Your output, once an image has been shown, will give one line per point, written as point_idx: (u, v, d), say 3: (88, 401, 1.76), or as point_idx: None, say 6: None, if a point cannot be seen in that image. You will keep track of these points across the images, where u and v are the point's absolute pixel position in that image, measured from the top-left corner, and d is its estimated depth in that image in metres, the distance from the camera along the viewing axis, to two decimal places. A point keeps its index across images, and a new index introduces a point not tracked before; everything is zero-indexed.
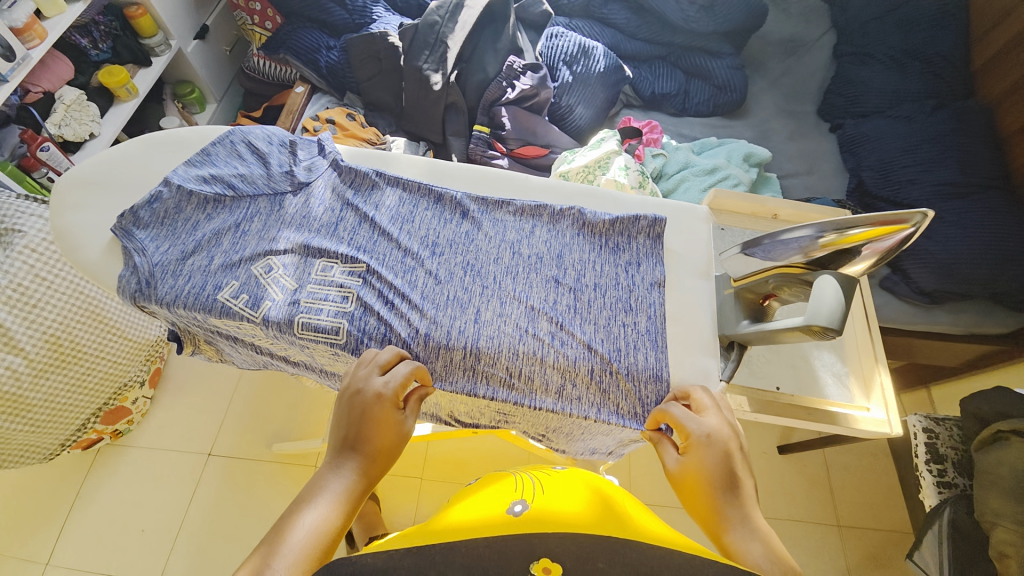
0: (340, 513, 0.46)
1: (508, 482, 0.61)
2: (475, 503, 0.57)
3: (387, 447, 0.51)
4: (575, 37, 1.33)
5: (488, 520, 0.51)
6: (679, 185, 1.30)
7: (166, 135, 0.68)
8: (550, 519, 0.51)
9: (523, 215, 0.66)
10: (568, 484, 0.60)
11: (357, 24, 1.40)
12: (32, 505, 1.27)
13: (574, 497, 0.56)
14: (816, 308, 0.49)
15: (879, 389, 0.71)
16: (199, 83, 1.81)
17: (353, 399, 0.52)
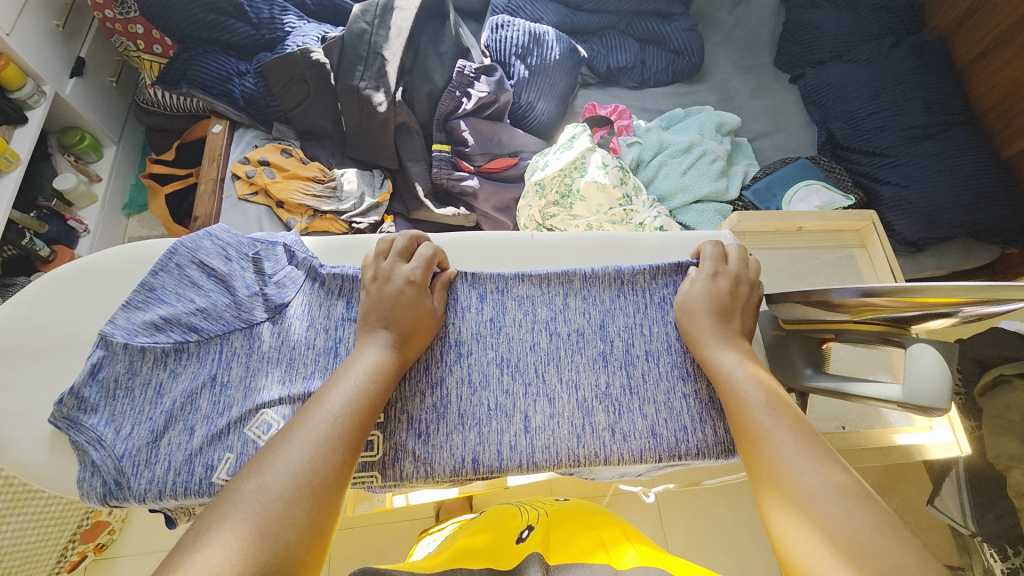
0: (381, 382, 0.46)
1: (513, 513, 0.74)
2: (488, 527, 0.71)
3: (421, 329, 0.51)
4: (524, 24, 1.20)
5: (499, 539, 0.65)
6: (658, 170, 1.23)
7: (82, 271, 0.55)
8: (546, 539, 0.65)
9: (546, 286, 0.58)
10: (566, 515, 0.72)
11: (268, 40, 1.21)
12: None
13: (575, 523, 0.70)
14: (915, 388, 0.46)
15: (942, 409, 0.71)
16: (90, 127, 1.57)
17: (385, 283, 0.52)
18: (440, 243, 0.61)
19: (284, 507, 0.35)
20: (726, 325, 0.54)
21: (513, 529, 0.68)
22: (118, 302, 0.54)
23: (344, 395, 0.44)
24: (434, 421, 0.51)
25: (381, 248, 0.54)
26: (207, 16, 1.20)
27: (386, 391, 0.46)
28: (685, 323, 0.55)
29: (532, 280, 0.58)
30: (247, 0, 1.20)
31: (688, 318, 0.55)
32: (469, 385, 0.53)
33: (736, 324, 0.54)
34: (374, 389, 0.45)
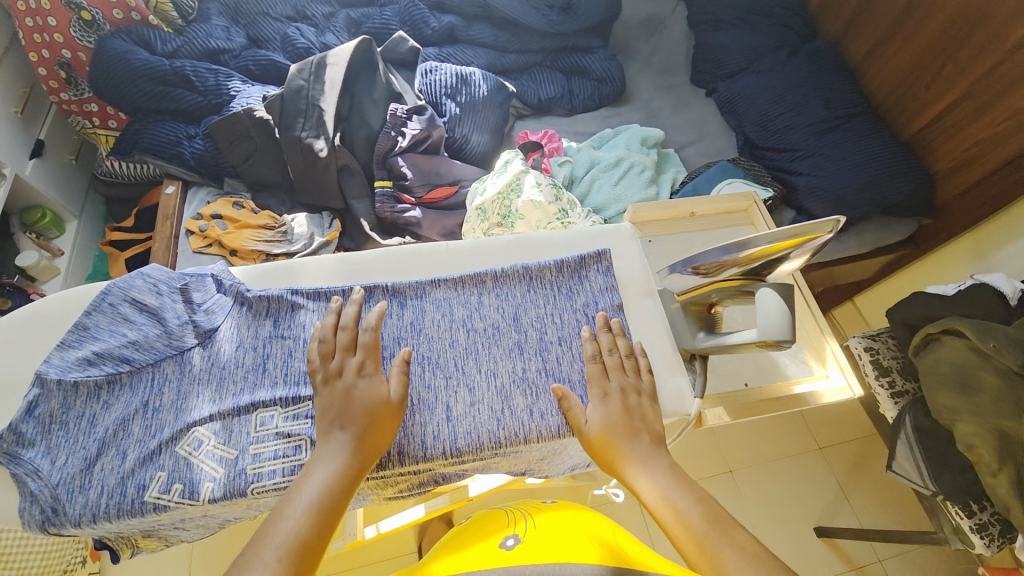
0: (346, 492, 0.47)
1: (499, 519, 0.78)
2: (472, 542, 0.72)
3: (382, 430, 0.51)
4: (450, 68, 1.31)
5: (485, 552, 0.66)
6: (592, 184, 1.32)
7: (25, 318, 0.58)
8: (530, 546, 0.65)
9: (462, 288, 0.63)
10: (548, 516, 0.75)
11: (215, 104, 1.30)
12: None
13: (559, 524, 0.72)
14: (764, 324, 0.49)
15: (832, 354, 0.70)
16: (50, 203, 1.62)
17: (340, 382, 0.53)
18: (359, 256, 0.65)
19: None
20: (647, 442, 0.53)
21: (500, 537, 0.71)
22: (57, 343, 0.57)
23: (310, 503, 0.45)
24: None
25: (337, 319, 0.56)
26: (157, 88, 1.28)
27: (363, 459, 0.49)
28: (599, 448, 0.53)
29: (449, 284, 0.63)
30: (193, 71, 1.30)
31: (604, 439, 0.53)
32: (392, 385, 0.56)
33: (647, 436, 0.53)
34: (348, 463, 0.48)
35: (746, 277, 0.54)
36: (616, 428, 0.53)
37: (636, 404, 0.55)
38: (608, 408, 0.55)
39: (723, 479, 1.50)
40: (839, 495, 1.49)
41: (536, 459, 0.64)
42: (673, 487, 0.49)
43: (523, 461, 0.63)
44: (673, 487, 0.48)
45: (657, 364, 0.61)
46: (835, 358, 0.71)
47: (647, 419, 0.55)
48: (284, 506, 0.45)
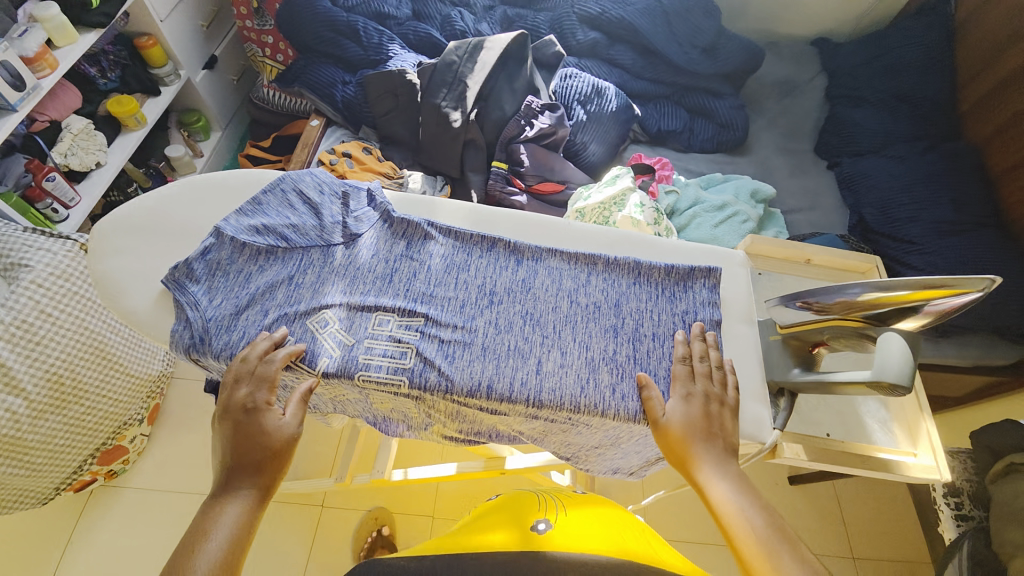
0: (252, 525, 0.50)
1: (534, 502, 0.77)
2: (503, 517, 0.73)
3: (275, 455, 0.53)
4: (589, 78, 1.37)
5: (515, 531, 0.68)
6: (691, 221, 1.33)
7: (214, 180, 0.67)
8: (562, 533, 0.66)
9: (574, 263, 0.67)
10: (581, 514, 0.74)
11: (372, 60, 1.43)
12: (22, 555, 1.28)
13: (587, 522, 0.71)
14: (883, 365, 0.50)
15: (925, 434, 0.68)
16: (206, 111, 1.85)
17: (225, 418, 0.54)
18: (490, 211, 0.70)
19: None
20: (719, 448, 0.56)
21: (530, 520, 0.71)
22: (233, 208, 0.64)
23: (217, 547, 0.47)
24: (457, 351, 0.59)
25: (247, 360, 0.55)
26: (329, 34, 1.44)
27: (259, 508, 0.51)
28: (672, 443, 0.56)
29: (563, 256, 0.67)
30: (364, 28, 1.44)
31: (681, 434, 0.56)
32: (495, 327, 0.61)
33: (720, 443, 0.56)
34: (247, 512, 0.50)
35: (868, 322, 0.55)
36: (693, 428, 0.56)
37: (716, 412, 0.58)
38: (684, 408, 0.57)
39: None
40: None
41: (593, 443, 0.69)
42: (740, 495, 0.52)
43: (576, 440, 0.69)
44: (734, 492, 0.53)
45: (743, 387, 0.62)
46: (929, 440, 0.68)
47: (724, 425, 0.57)
48: (186, 556, 0.46)
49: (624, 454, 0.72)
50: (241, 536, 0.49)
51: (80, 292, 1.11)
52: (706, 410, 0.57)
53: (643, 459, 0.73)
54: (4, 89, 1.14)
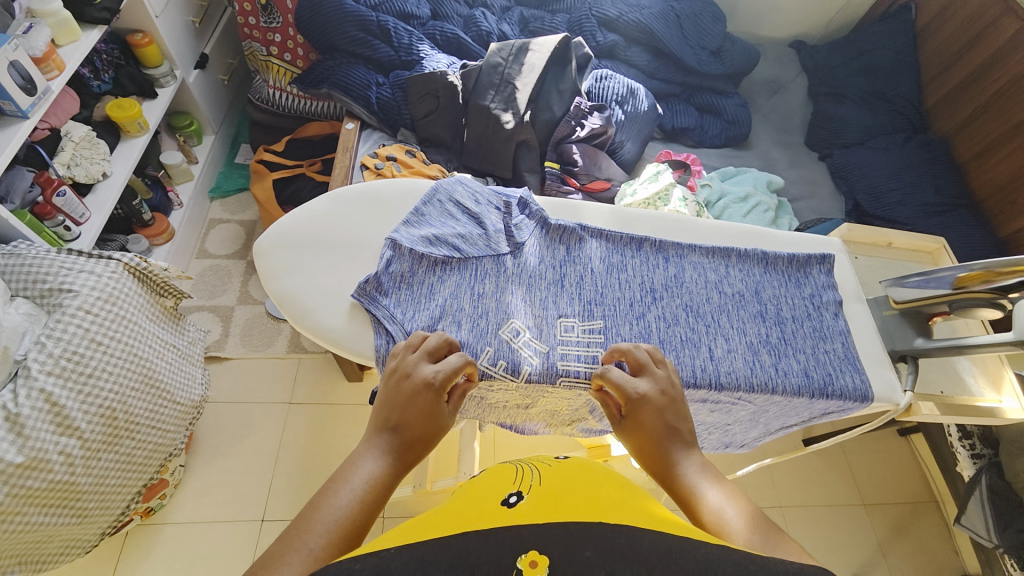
0: (384, 489, 0.47)
1: (507, 472, 0.59)
2: (469, 494, 0.55)
3: (426, 437, 0.53)
4: (623, 79, 1.43)
5: (479, 509, 0.50)
6: (722, 213, 1.43)
7: (361, 191, 0.72)
8: (536, 509, 0.49)
9: (713, 257, 0.73)
10: (565, 476, 0.56)
11: (404, 61, 1.41)
12: None
13: (576, 486, 0.53)
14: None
15: (1008, 383, 0.82)
16: (198, 115, 1.68)
17: (402, 381, 0.55)
18: (627, 215, 0.76)
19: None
20: (678, 446, 0.53)
21: (500, 494, 0.53)
22: (386, 218, 0.70)
23: (350, 498, 0.45)
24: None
25: (412, 342, 0.58)
26: (359, 35, 1.40)
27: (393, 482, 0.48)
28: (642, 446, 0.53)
29: (702, 251, 0.73)
30: (394, 28, 1.41)
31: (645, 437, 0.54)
32: (664, 321, 0.66)
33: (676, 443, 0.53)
34: (381, 478, 0.48)
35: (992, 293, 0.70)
36: (656, 424, 0.53)
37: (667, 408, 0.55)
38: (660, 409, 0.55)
39: (773, 514, 1.48)
40: (877, 552, 1.46)
41: (732, 421, 0.75)
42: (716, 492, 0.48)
43: (721, 419, 0.75)
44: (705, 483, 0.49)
45: (868, 357, 0.71)
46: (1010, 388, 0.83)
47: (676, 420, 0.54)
48: (324, 495, 0.45)
49: (748, 429, 0.79)
50: (372, 497, 0.46)
51: (127, 317, 1.00)
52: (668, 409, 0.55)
53: (763, 432, 0.80)
54: (17, 94, 0.97)
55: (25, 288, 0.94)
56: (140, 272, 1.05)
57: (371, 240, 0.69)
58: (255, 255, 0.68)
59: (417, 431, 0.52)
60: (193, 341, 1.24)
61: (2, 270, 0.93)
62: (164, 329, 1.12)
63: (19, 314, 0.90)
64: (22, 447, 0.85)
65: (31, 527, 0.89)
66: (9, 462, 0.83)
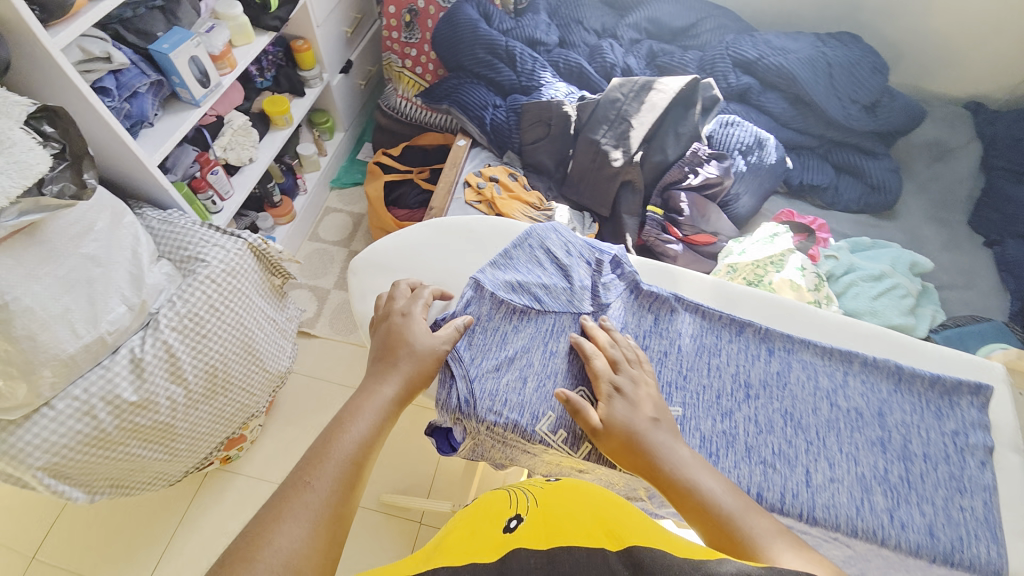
0: (384, 417, 0.57)
1: (505, 500, 0.58)
2: (469, 524, 0.56)
3: (422, 363, 0.61)
4: (752, 128, 1.31)
5: (481, 539, 0.50)
6: (847, 289, 1.24)
7: (454, 223, 0.77)
8: (533, 532, 0.49)
9: (829, 359, 0.65)
10: (560, 490, 0.56)
11: (524, 86, 1.43)
12: (133, 529, 1.29)
13: (567, 510, 0.52)
14: None
15: None
16: (335, 113, 1.86)
17: (393, 325, 0.64)
18: (729, 292, 0.71)
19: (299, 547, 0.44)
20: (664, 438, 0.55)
21: (500, 522, 0.53)
22: (470, 253, 0.74)
23: (352, 436, 0.54)
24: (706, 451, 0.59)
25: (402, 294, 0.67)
26: (486, 57, 1.45)
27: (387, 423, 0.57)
28: (625, 441, 0.55)
29: (815, 350, 0.65)
30: (520, 53, 1.44)
31: (630, 433, 0.55)
32: (755, 424, 0.60)
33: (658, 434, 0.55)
34: (376, 425, 0.56)
35: None
36: (630, 418, 0.56)
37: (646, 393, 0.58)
38: (638, 396, 0.58)
39: None
40: None
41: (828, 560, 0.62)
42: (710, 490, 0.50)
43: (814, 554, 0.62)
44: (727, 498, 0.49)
45: (1007, 523, 0.58)
46: None
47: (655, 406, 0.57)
48: (332, 433, 0.54)
49: None
50: (369, 440, 0.55)
51: (241, 290, 1.12)
52: (644, 399, 0.57)
53: None
54: (193, 86, 1.14)
55: (170, 251, 1.09)
56: (259, 252, 1.18)
57: (459, 274, 0.72)
58: (350, 270, 0.75)
59: (399, 368, 0.60)
60: (290, 318, 1.35)
61: (155, 233, 1.10)
62: (269, 304, 1.24)
63: (161, 273, 1.03)
64: (138, 387, 0.95)
65: (131, 457, 1.00)
66: (125, 398, 0.93)
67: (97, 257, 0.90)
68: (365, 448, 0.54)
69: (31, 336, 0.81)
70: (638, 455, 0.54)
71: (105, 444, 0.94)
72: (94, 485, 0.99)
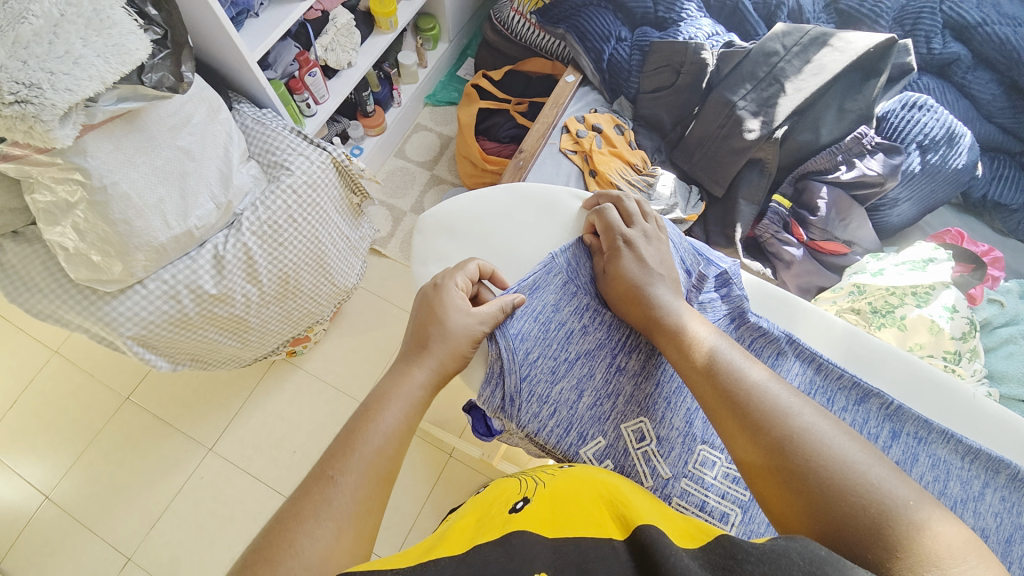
0: (418, 408, 0.55)
1: (512, 485, 0.56)
2: (475, 510, 0.54)
3: (451, 343, 0.58)
4: (947, 117, 1.01)
5: (489, 521, 0.49)
6: (998, 345, 0.95)
7: (539, 193, 0.74)
8: (540, 514, 0.47)
9: (970, 462, 0.53)
10: (570, 477, 0.53)
11: (659, 18, 1.19)
12: (208, 395, 1.45)
13: (572, 495, 0.49)
14: None
15: None
16: (442, 21, 1.72)
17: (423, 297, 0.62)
18: (849, 342, 0.63)
19: (329, 545, 0.44)
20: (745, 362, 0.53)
21: (507, 505, 0.51)
22: (547, 226, 0.71)
23: (384, 427, 0.52)
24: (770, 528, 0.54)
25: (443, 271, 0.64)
26: None
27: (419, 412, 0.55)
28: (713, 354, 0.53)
29: (956, 446, 0.54)
30: None
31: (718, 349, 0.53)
32: None
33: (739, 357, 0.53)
34: (410, 419, 0.54)
35: None
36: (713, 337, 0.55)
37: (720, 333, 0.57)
38: (648, 253, 0.62)
39: None
40: None
41: None
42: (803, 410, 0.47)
43: None
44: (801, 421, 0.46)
45: None
46: None
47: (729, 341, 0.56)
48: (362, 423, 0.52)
49: None
50: (403, 433, 0.53)
51: (320, 204, 1.12)
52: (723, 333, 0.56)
53: None
54: None
55: (260, 153, 1.09)
56: (341, 167, 1.15)
57: (527, 256, 0.70)
58: (420, 226, 0.74)
59: (431, 353, 0.57)
60: (364, 237, 1.35)
61: (249, 131, 1.10)
62: (344, 221, 1.23)
63: (248, 174, 1.05)
64: (218, 281, 1.01)
65: (208, 341, 1.09)
66: (206, 290, 0.99)
67: (190, 150, 0.91)
68: (396, 441, 0.52)
69: (127, 221, 0.85)
70: (721, 366, 0.51)
71: (186, 327, 1.02)
72: (176, 357, 1.10)
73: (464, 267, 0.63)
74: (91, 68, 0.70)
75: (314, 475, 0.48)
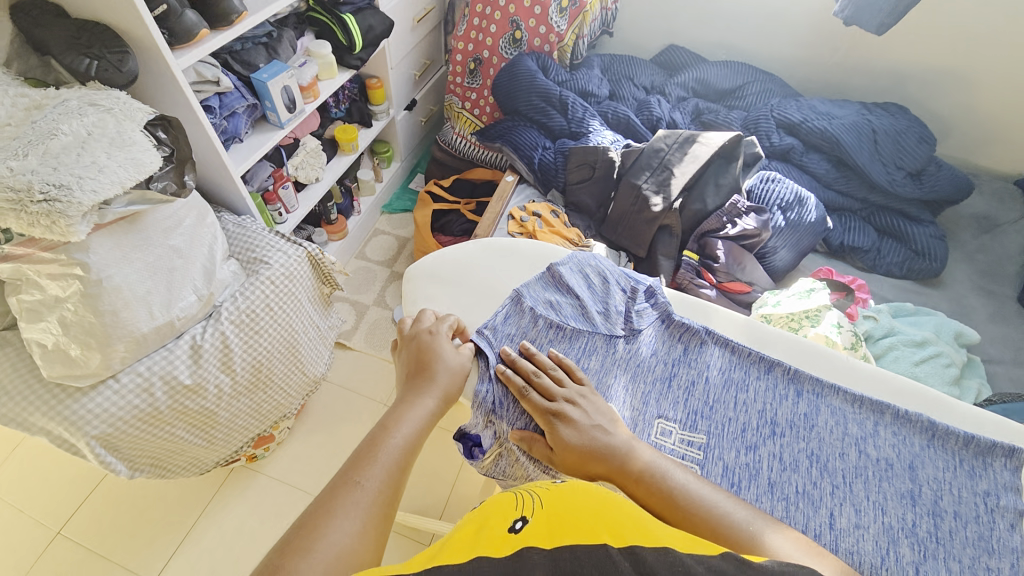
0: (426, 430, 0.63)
1: (510, 498, 0.54)
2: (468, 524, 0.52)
3: (451, 374, 0.69)
4: (792, 185, 1.34)
5: (483, 537, 0.47)
6: (886, 352, 1.18)
7: (500, 243, 0.91)
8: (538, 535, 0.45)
9: (858, 407, 0.70)
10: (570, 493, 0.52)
11: (573, 132, 1.53)
12: (154, 518, 1.33)
13: (575, 511, 0.48)
14: None
15: None
16: (395, 145, 2.02)
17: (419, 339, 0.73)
18: (754, 331, 0.81)
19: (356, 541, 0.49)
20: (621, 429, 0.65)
21: (502, 522, 0.49)
22: (509, 266, 0.88)
23: (397, 443, 0.59)
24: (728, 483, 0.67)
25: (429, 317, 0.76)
26: (540, 103, 1.57)
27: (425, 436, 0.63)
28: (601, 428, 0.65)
29: (845, 396, 0.71)
30: (572, 102, 1.56)
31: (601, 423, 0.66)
32: (778, 462, 0.66)
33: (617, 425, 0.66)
34: (419, 437, 0.62)
35: None
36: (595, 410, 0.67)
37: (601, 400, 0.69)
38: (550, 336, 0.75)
39: None
40: None
41: None
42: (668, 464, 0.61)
43: None
44: (695, 485, 0.59)
45: None
46: None
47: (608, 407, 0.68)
48: (378, 440, 0.59)
49: None
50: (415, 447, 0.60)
51: (295, 294, 1.21)
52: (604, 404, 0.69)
53: None
54: (280, 110, 1.29)
55: (239, 252, 1.20)
56: (315, 261, 1.27)
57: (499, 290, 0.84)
58: (405, 277, 0.87)
59: (437, 384, 0.67)
60: (332, 326, 1.42)
61: (230, 235, 1.22)
62: (316, 311, 1.32)
63: (229, 270, 1.14)
64: (193, 371, 1.03)
65: (174, 439, 1.06)
66: (181, 380, 1.01)
67: (180, 249, 1.01)
68: (406, 454, 0.59)
69: (114, 312, 0.91)
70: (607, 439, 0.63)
71: (154, 422, 1.01)
72: (137, 462, 1.05)
73: (448, 319, 0.75)
74: (113, 175, 0.83)
75: (338, 480, 0.54)
